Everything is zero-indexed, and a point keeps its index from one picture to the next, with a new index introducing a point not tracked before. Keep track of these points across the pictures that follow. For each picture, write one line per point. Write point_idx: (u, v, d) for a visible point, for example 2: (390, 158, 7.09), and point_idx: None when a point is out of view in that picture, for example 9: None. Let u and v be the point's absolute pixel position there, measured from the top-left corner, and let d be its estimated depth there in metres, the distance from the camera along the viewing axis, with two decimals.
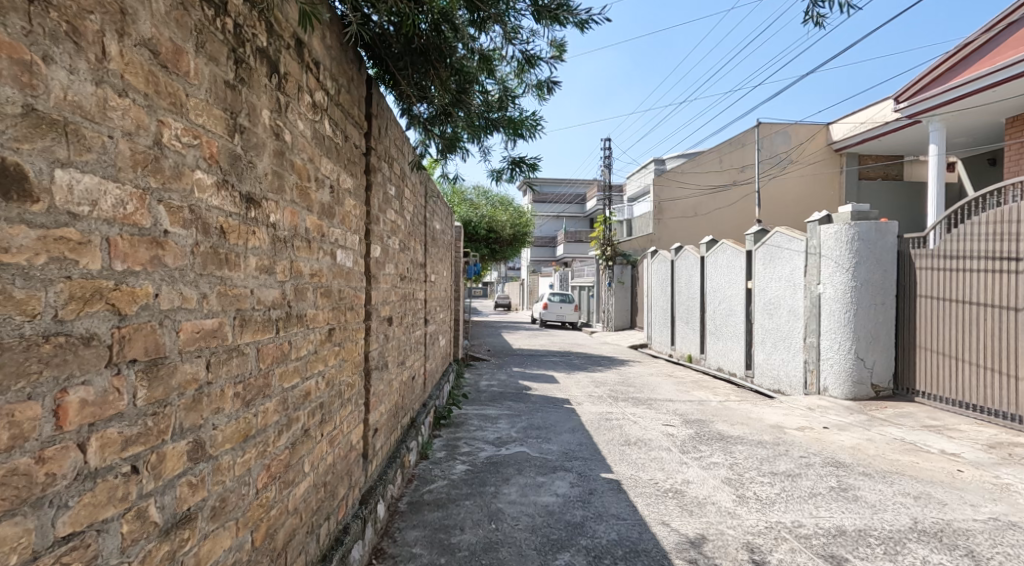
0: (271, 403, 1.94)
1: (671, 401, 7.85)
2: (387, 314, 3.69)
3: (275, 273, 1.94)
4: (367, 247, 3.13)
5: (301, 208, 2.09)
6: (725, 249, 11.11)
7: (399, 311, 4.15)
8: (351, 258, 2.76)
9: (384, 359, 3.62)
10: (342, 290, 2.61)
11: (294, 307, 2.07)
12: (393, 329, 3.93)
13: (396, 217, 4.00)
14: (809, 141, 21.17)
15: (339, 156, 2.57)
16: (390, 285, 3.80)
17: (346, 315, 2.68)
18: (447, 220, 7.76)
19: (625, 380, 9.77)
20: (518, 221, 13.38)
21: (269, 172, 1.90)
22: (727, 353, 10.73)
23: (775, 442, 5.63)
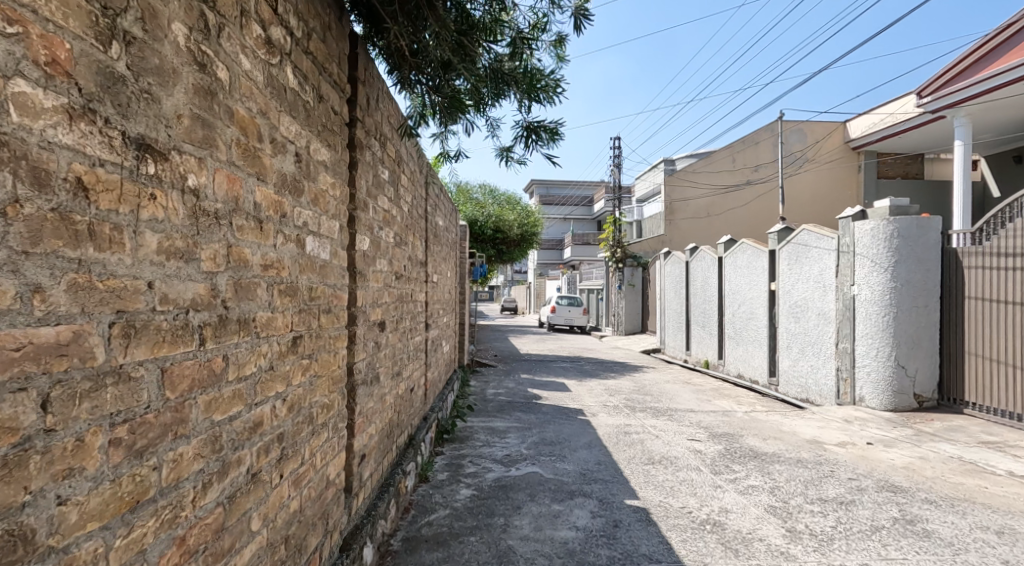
0: (190, 447, 1.45)
1: (692, 412, 7.28)
2: (378, 318, 3.16)
3: (196, 258, 1.45)
4: (352, 237, 2.61)
5: (243, 174, 1.64)
6: (745, 249, 10.53)
7: (395, 314, 3.63)
8: (328, 248, 2.24)
9: (376, 370, 3.10)
10: (314, 287, 2.09)
11: (231, 310, 1.58)
12: (387, 336, 3.41)
13: (390, 206, 3.48)
14: (825, 139, 20.56)
15: (311, 119, 2.05)
16: (382, 285, 3.27)
17: (322, 319, 2.16)
18: (451, 217, 7.22)
19: (640, 389, 9.20)
20: (526, 221, 12.82)
21: (184, 112, 1.42)
22: (749, 359, 10.16)
23: (816, 461, 5.07)
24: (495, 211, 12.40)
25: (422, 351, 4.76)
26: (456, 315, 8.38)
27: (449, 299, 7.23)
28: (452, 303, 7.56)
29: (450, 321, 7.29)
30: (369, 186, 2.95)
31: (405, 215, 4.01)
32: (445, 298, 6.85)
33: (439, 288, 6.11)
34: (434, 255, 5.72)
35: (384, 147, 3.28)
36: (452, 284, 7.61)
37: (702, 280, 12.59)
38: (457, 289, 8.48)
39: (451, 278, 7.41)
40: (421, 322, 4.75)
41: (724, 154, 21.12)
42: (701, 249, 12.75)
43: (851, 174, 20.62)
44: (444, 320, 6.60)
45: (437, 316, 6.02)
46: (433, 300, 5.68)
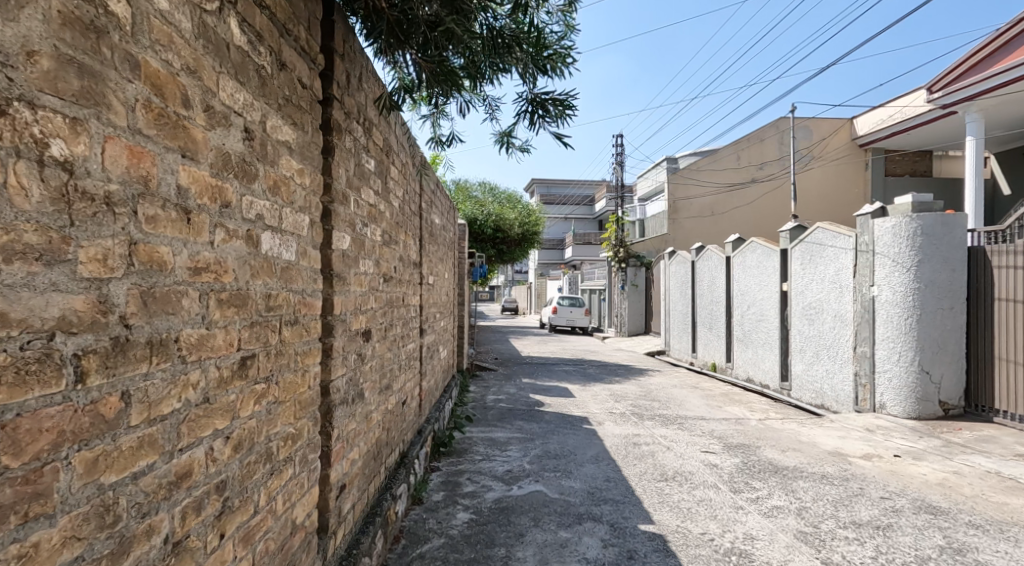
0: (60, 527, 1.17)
1: (703, 420, 6.92)
2: (362, 326, 2.80)
3: (64, 261, 1.18)
4: (328, 235, 2.26)
5: (148, 142, 1.35)
6: (755, 249, 10.16)
7: (384, 320, 3.28)
8: (293, 248, 1.91)
9: (360, 386, 2.75)
10: (272, 296, 1.79)
11: (132, 334, 1.31)
12: (374, 346, 3.05)
13: (378, 200, 3.13)
14: (832, 137, 20.29)
15: (264, 89, 1.72)
16: (368, 288, 2.91)
17: (281, 334, 1.84)
18: (448, 215, 6.85)
19: (647, 394, 8.82)
20: (527, 220, 12.43)
21: (41, 51, 1.14)
22: (759, 362, 9.79)
23: (841, 476, 4.70)
24: (495, 210, 12.02)
25: (416, 359, 4.40)
26: (455, 318, 8.02)
27: (448, 302, 6.87)
28: (451, 305, 7.20)
29: (449, 325, 6.93)
30: (351, 176, 2.60)
31: (396, 212, 3.66)
32: (443, 301, 6.49)
33: (435, 290, 5.75)
34: (430, 255, 5.37)
35: (369, 134, 2.93)
36: (450, 286, 7.25)
37: (709, 281, 12.23)
38: (457, 291, 8.12)
39: (449, 280, 7.04)
40: (415, 329, 4.40)
41: (729, 151, 20.75)
42: (707, 249, 12.38)
43: (858, 172, 20.45)
44: (442, 323, 6.24)
45: (434, 320, 5.67)
46: (429, 304, 5.33)
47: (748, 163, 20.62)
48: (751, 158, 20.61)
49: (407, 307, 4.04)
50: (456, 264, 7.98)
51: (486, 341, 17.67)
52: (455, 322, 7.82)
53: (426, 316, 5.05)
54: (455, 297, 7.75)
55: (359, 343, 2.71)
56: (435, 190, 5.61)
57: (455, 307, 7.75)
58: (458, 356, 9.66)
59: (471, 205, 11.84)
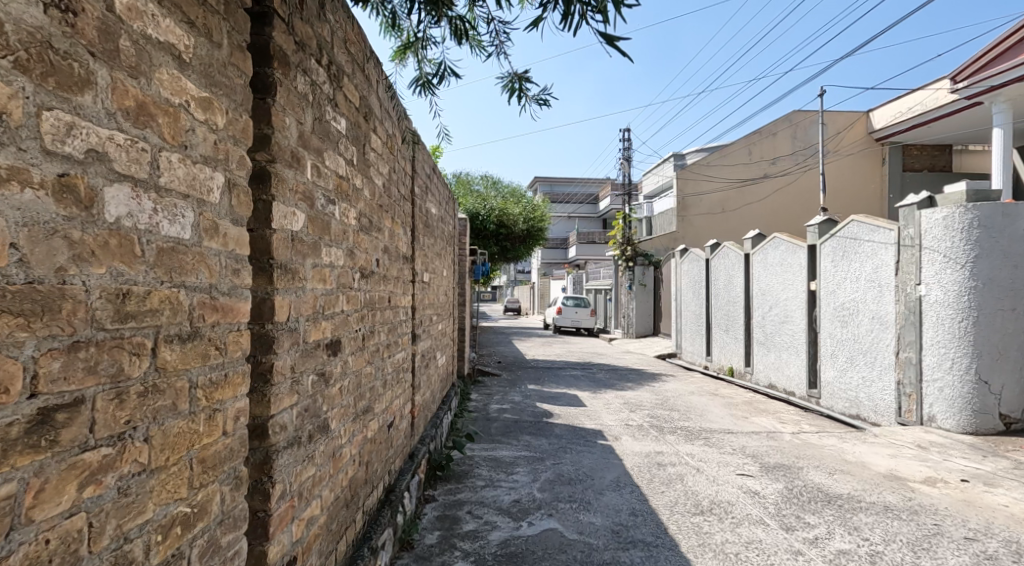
0: None
1: (730, 433, 6.23)
2: (328, 337, 2.12)
3: None
4: (262, 211, 1.62)
5: None
6: (780, 245, 9.46)
7: (362, 326, 2.62)
8: (170, 235, 1.30)
9: (323, 415, 2.06)
10: (126, 296, 1.20)
11: None
12: (346, 359, 2.37)
13: (350, 174, 2.45)
14: (847, 131, 19.57)
15: None
16: (336, 286, 2.22)
17: (152, 358, 1.25)
18: (447, 206, 6.18)
19: (664, 403, 8.13)
20: (532, 214, 11.72)
21: None
22: (784, 367, 9.10)
23: (907, 506, 4.03)
24: (498, 204, 11.33)
25: (406, 371, 3.73)
26: (455, 321, 7.35)
27: (446, 302, 6.20)
28: (450, 307, 6.52)
29: (447, 329, 6.25)
30: (307, 132, 1.93)
31: (379, 191, 2.97)
32: (441, 300, 5.81)
33: (432, 289, 5.07)
34: (425, 248, 4.69)
35: (339, 83, 2.24)
36: (450, 285, 6.57)
37: (725, 279, 11.56)
38: (457, 291, 7.46)
39: (448, 279, 6.35)
40: (405, 336, 3.73)
41: (740, 146, 20.07)
42: (723, 246, 11.71)
43: (875, 166, 19.84)
44: (440, 327, 5.57)
45: (430, 324, 5.00)
46: (425, 303, 4.65)
47: (760, 158, 19.94)
48: (763, 153, 19.96)
49: (396, 309, 3.38)
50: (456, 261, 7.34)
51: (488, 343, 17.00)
52: (454, 326, 7.16)
53: (420, 319, 4.38)
54: (454, 296, 7.08)
55: (322, 359, 2.05)
56: (431, 176, 4.93)
57: (454, 307, 7.08)
58: (459, 361, 8.98)
59: (472, 199, 11.15)
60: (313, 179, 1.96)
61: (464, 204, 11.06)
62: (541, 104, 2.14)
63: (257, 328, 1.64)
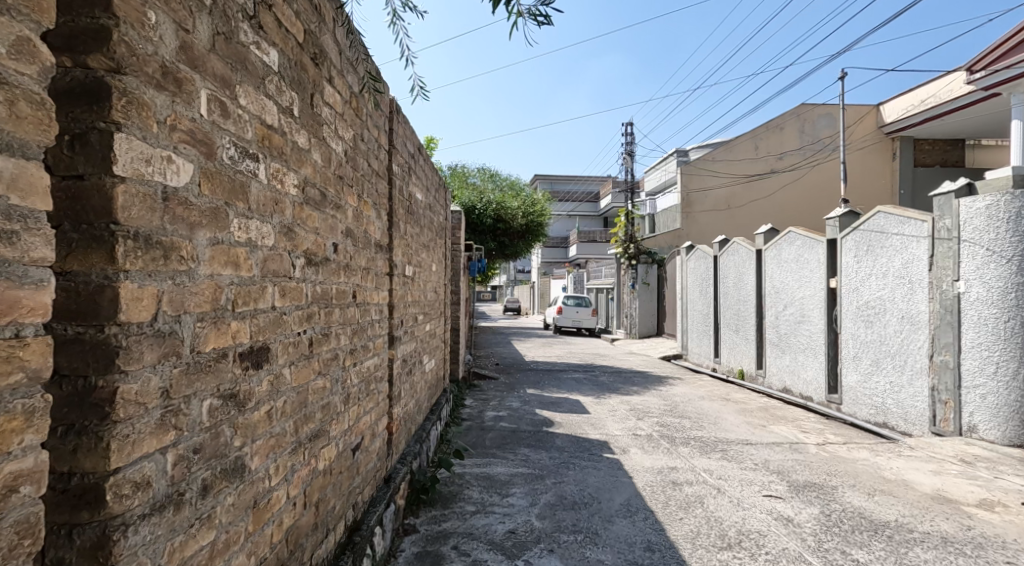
0: None
1: (749, 444, 5.66)
2: (239, 345, 1.51)
3: None
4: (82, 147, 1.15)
5: None
6: (795, 240, 8.89)
7: (307, 328, 2.05)
8: None
9: (232, 453, 1.49)
10: None
11: None
12: (279, 372, 1.77)
13: (289, 129, 1.87)
14: (856, 126, 19.07)
15: None
16: (259, 270, 1.61)
17: None
18: (436, 194, 5.60)
19: (672, 409, 7.55)
20: (532, 208, 11.14)
21: None
22: (800, 370, 8.53)
23: (969, 538, 3.44)
24: (495, 198, 10.76)
25: (380, 381, 3.15)
26: (447, 321, 6.78)
27: (435, 300, 5.62)
28: (440, 305, 5.93)
29: (437, 330, 5.67)
30: (196, 47, 1.35)
31: (337, 157, 2.38)
32: (429, 298, 5.23)
33: (417, 284, 4.49)
34: (408, 237, 4.10)
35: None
36: (440, 282, 5.99)
37: (735, 277, 11.00)
38: (449, 290, 6.89)
39: (438, 274, 5.77)
40: (379, 339, 3.15)
41: (745, 141, 19.52)
42: (733, 242, 11.15)
43: (884, 162, 19.32)
44: (427, 327, 4.98)
45: (415, 325, 4.42)
46: (407, 301, 4.07)
47: (766, 153, 19.39)
48: (769, 147, 19.38)
49: (363, 307, 2.80)
50: (448, 257, 6.77)
51: (486, 344, 16.42)
52: (446, 326, 6.59)
53: (400, 319, 3.80)
54: (445, 293, 6.51)
55: (229, 373, 1.48)
56: (415, 156, 4.35)
57: (446, 305, 6.50)
58: (453, 364, 8.41)
59: (468, 192, 10.57)
60: (207, 116, 1.40)
61: (459, 197, 10.48)
62: (542, 24, 1.69)
63: (82, 331, 1.15)
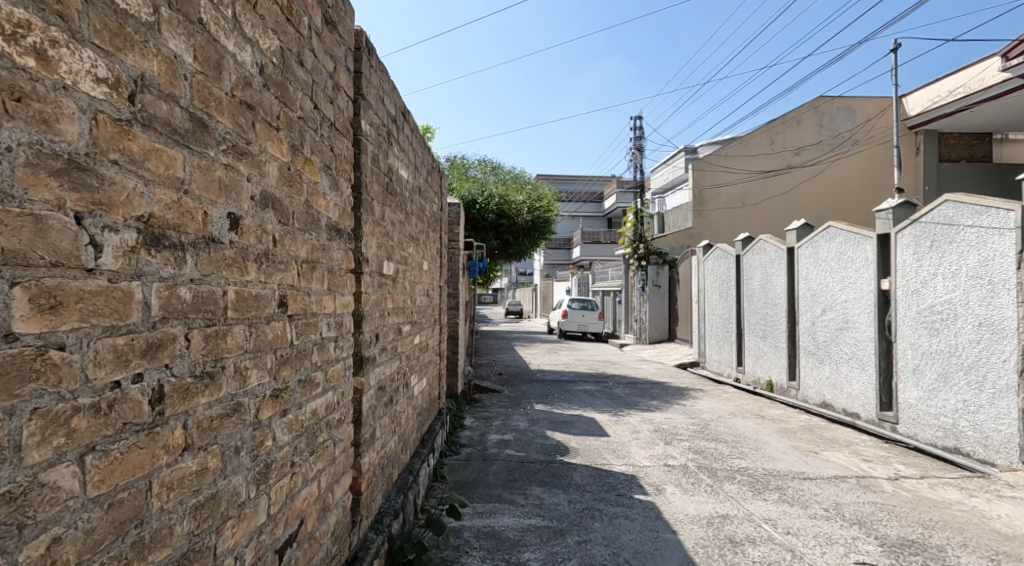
0: None
1: (807, 480, 4.68)
2: None
3: None
4: None
5: None
6: (835, 236, 7.92)
7: (120, 373, 1.11)
8: None
9: None
10: None
11: None
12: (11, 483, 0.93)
13: None
14: (877, 119, 18.10)
15: None
16: None
17: None
18: (429, 177, 4.63)
19: (702, 430, 6.57)
20: (538, 203, 10.15)
21: None
22: (843, 383, 7.57)
23: None
24: (498, 191, 9.78)
25: (338, 427, 2.19)
26: (443, 332, 5.81)
27: (426, 307, 4.63)
28: (433, 311, 4.96)
29: (429, 341, 4.70)
30: None
31: (232, 72, 1.42)
32: (417, 304, 4.25)
33: (401, 290, 3.53)
34: (387, 225, 3.14)
35: None
36: (434, 284, 5.03)
37: (760, 279, 10.06)
38: (445, 295, 5.93)
39: (430, 275, 4.80)
40: (336, 367, 2.19)
41: (761, 135, 18.61)
42: (758, 240, 10.19)
43: (907, 157, 18.45)
44: (415, 339, 4.02)
45: (398, 340, 3.45)
46: (387, 309, 3.11)
47: (782, 148, 18.47)
48: (786, 142, 18.43)
49: (303, 325, 1.84)
50: (444, 256, 5.82)
51: (488, 350, 15.47)
52: (442, 334, 5.62)
53: (375, 335, 2.84)
54: (440, 296, 5.54)
55: None
56: (397, 122, 3.39)
57: (441, 309, 5.55)
58: (450, 377, 7.44)
59: (469, 184, 9.60)
60: None
61: (458, 190, 9.49)
62: None
63: None
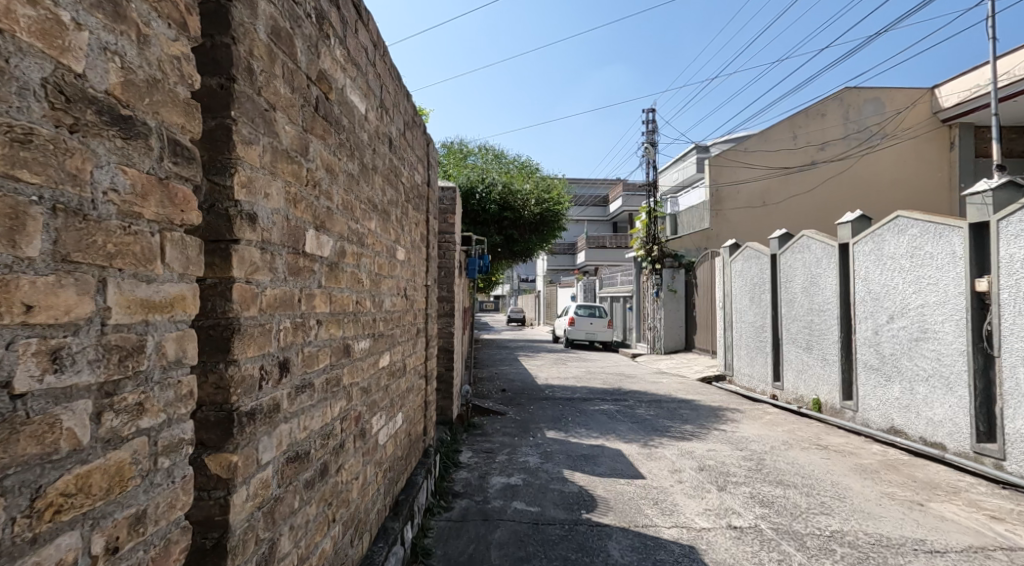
0: None
1: (939, 557, 3.33)
2: None
3: None
4: None
5: None
6: (907, 228, 6.59)
7: None
8: None
9: None
10: None
11: None
12: None
13: None
14: (909, 110, 17.05)
15: None
16: None
17: None
18: (406, 132, 3.32)
19: (758, 469, 5.25)
20: (547, 193, 8.84)
21: None
22: (921, 406, 6.25)
23: None
24: (501, 178, 8.47)
25: None
26: (432, 345, 4.50)
27: (403, 314, 3.33)
28: (414, 320, 3.65)
29: (407, 361, 3.40)
30: None
31: None
32: (389, 309, 2.94)
33: (351, 285, 2.23)
34: (317, 167, 1.84)
35: None
36: (415, 282, 3.72)
37: (803, 281, 8.76)
38: (434, 298, 4.61)
39: (409, 271, 3.50)
40: (107, 463, 1.08)
41: (783, 129, 17.28)
42: (801, 236, 8.89)
43: (941, 152, 17.13)
44: (381, 361, 2.72)
45: (346, 363, 2.16)
46: (317, 313, 1.83)
47: (806, 142, 17.14)
48: (810, 136, 17.15)
49: None
50: (433, 247, 4.52)
51: (490, 361, 14.15)
52: (429, 349, 4.30)
53: (283, 362, 1.56)
54: (426, 299, 4.23)
55: None
56: (341, 10, 2.09)
57: (427, 316, 4.23)
58: (444, 399, 6.14)
59: (468, 170, 8.29)
60: None
61: (456, 177, 8.18)
62: None
63: None
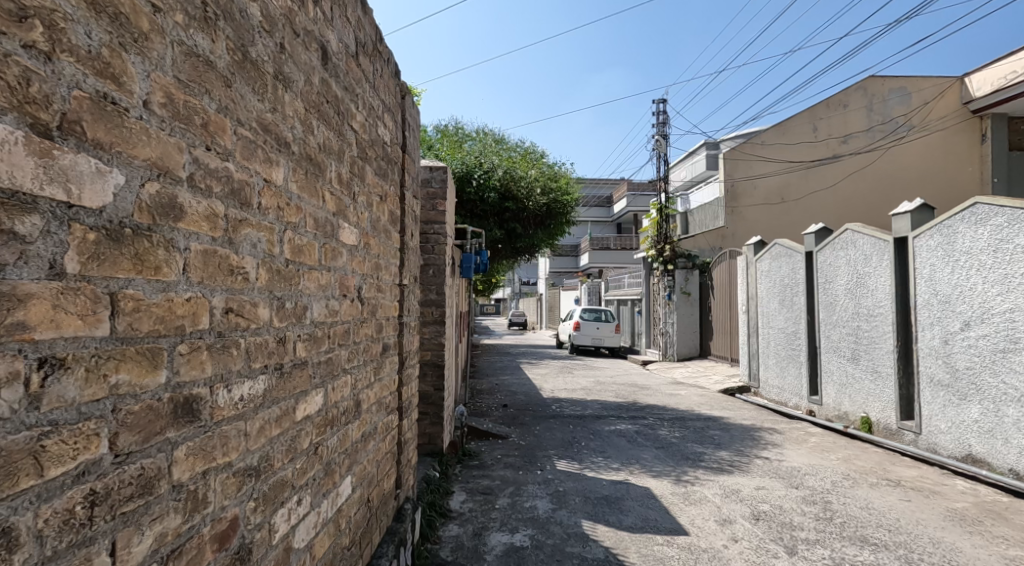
0: None
1: None
2: None
3: None
4: None
5: None
6: (989, 218, 5.50)
7: None
8: None
9: None
10: None
11: None
12: None
13: None
14: (936, 101, 15.89)
15: None
16: None
17: None
18: (359, 54, 2.24)
19: (827, 518, 4.14)
20: (554, 181, 7.76)
21: None
22: (1009, 433, 5.19)
23: None
24: (502, 163, 7.37)
25: None
26: (411, 363, 3.44)
27: (360, 325, 2.29)
28: (380, 332, 2.61)
29: (366, 393, 2.35)
30: None
31: None
32: (328, 319, 1.91)
33: (180, 268, 1.20)
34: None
35: None
36: (383, 279, 2.66)
37: (848, 282, 7.71)
38: (416, 303, 3.55)
39: (371, 262, 2.46)
40: None
41: (802, 120, 16.23)
42: (845, 231, 7.84)
43: (972, 145, 15.98)
44: (303, 407, 1.67)
45: (155, 439, 1.15)
46: (16, 341, 0.92)
47: (827, 135, 16.10)
48: (831, 129, 16.12)
49: None
50: (412, 234, 3.45)
51: (490, 370, 13.07)
52: (407, 371, 3.24)
53: None
54: (403, 303, 3.16)
55: None
56: None
57: (404, 326, 3.16)
58: (433, 425, 5.06)
59: (463, 153, 7.16)
60: None
61: (450, 160, 7.04)
62: None
63: None
